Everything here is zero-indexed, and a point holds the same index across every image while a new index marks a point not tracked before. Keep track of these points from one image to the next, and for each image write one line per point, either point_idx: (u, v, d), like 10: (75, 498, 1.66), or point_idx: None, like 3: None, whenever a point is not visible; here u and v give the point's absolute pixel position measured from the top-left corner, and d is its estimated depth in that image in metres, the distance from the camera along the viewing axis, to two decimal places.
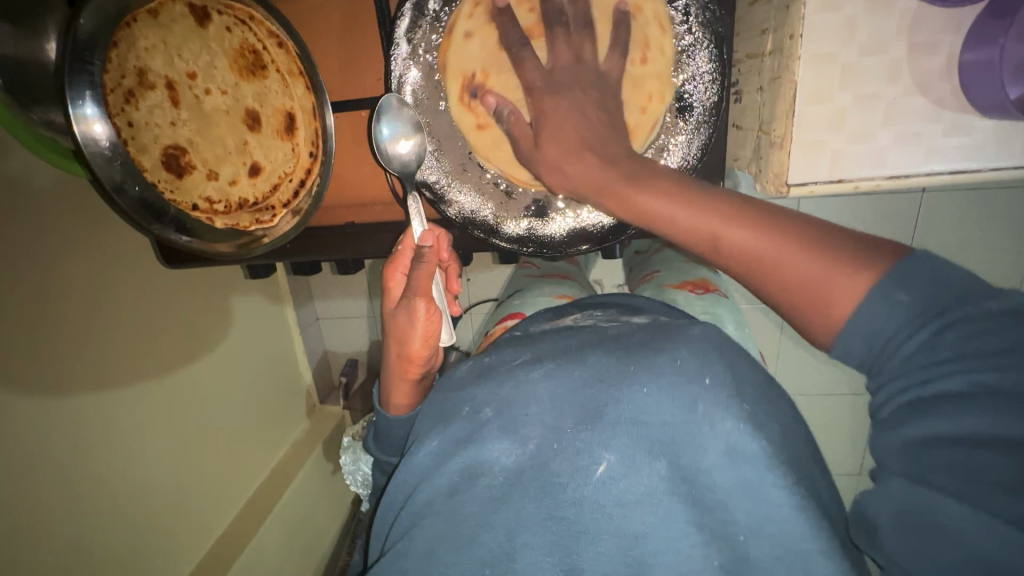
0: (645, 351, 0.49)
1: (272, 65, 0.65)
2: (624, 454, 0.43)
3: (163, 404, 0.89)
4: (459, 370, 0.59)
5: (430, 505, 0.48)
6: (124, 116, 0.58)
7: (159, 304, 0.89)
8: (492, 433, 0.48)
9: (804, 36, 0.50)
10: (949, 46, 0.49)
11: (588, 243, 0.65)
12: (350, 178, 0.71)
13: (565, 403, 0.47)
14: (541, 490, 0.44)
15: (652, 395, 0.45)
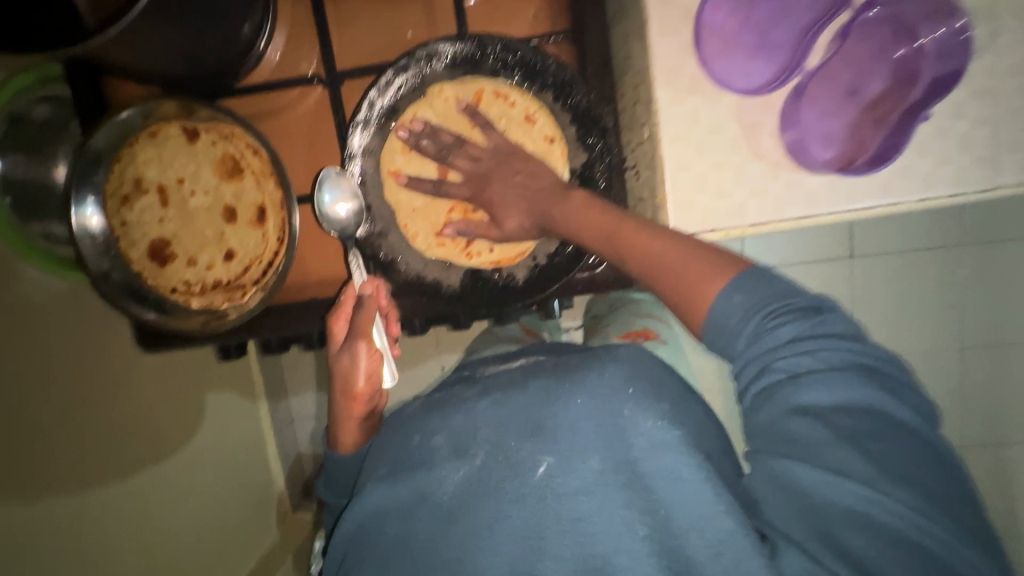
0: (579, 370, 0.56)
1: (248, 169, 0.76)
2: (561, 455, 0.49)
3: (140, 500, 0.92)
4: (409, 409, 0.65)
5: (384, 534, 0.51)
6: (118, 216, 0.71)
7: (132, 399, 0.92)
8: (443, 453, 0.54)
9: (661, 124, 0.65)
10: (771, 124, 0.64)
11: (521, 299, 0.76)
12: (315, 261, 0.81)
13: (508, 419, 0.54)
14: (486, 495, 0.49)
15: (583, 401, 0.52)
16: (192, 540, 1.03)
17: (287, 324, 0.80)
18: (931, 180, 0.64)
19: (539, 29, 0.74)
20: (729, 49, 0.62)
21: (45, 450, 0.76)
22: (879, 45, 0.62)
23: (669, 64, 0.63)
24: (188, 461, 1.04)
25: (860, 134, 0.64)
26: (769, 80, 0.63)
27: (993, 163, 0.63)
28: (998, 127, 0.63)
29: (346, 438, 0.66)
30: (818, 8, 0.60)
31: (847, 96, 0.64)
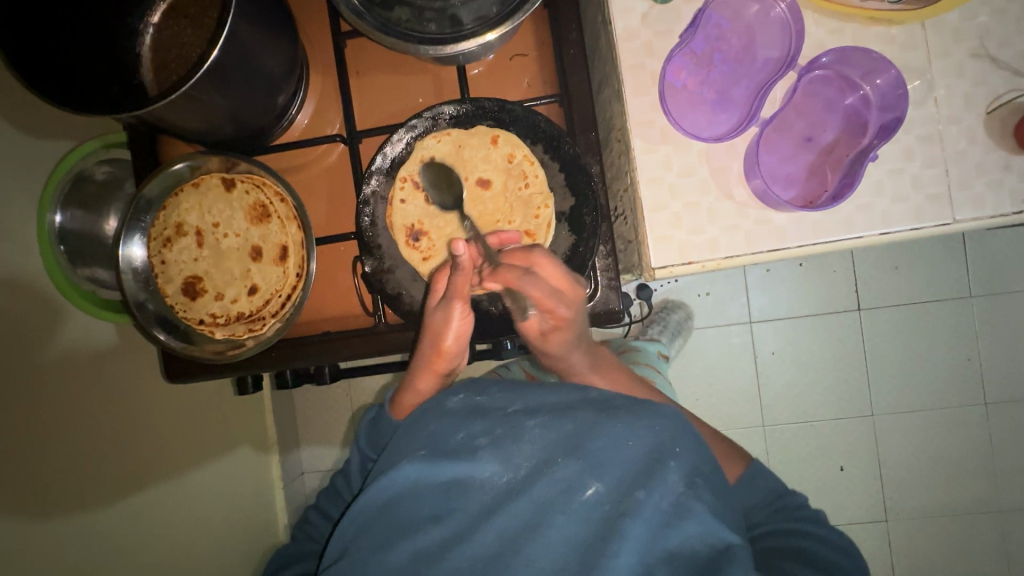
0: (626, 409, 0.67)
1: (274, 213, 0.84)
2: (606, 485, 0.63)
3: (151, 526, 0.95)
4: (450, 405, 0.72)
5: (416, 517, 0.63)
6: (159, 256, 0.82)
7: (155, 424, 0.99)
8: (487, 460, 0.65)
9: (638, 169, 0.73)
10: (738, 168, 0.71)
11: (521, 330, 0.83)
12: (328, 297, 0.88)
13: (554, 441, 0.65)
14: (531, 499, 0.62)
15: (637, 444, 0.65)
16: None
17: (300, 355, 0.85)
18: (890, 216, 0.70)
19: (532, 95, 0.85)
20: (694, 106, 0.72)
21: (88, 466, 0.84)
22: (828, 100, 0.71)
23: (643, 119, 0.72)
24: (193, 493, 1.06)
25: (821, 176, 0.71)
26: (733, 128, 0.71)
27: (946, 200, 0.70)
28: (946, 168, 0.70)
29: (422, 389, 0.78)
30: (768, 70, 0.70)
31: (805, 143, 0.72)
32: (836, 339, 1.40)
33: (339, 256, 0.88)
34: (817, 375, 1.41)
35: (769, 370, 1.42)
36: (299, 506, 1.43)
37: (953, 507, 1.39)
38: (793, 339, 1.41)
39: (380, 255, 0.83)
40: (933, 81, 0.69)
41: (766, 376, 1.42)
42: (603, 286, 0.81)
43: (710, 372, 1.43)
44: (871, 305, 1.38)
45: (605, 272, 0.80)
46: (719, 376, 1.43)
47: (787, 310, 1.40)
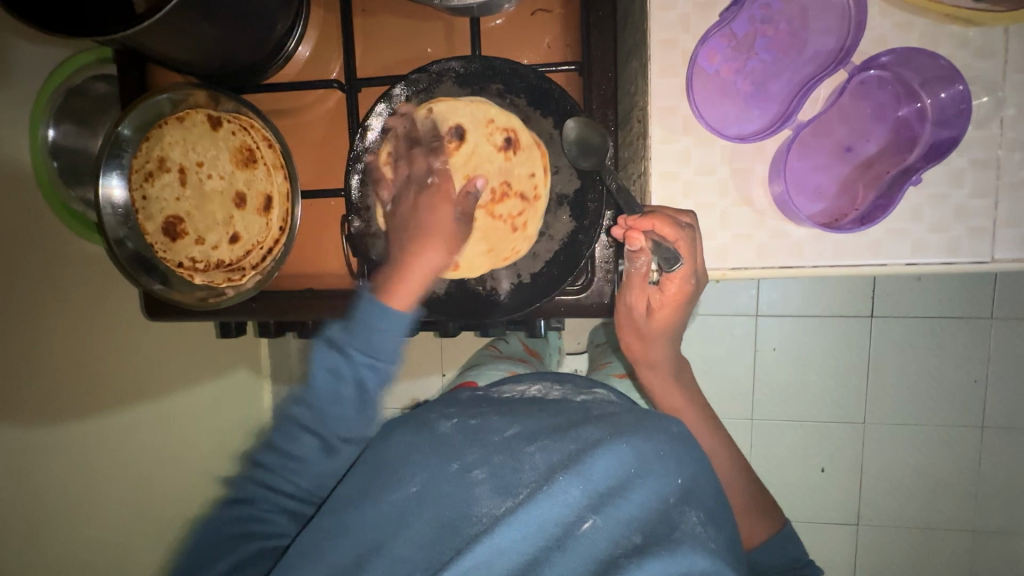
0: (632, 429, 0.60)
1: (261, 159, 0.79)
2: (609, 519, 0.52)
3: (144, 434, 0.99)
4: (441, 426, 0.64)
5: (403, 543, 0.54)
6: (140, 191, 0.78)
7: (171, 344, 1.04)
8: (484, 492, 0.56)
9: (653, 160, 0.66)
10: (762, 172, 0.64)
11: (511, 310, 0.76)
12: (312, 254, 0.84)
13: (557, 467, 0.56)
14: (522, 528, 0.51)
15: (644, 478, 0.55)
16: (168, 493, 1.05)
17: (276, 311, 0.81)
18: (922, 245, 0.63)
19: (552, 59, 0.77)
20: (725, 95, 0.64)
21: (98, 366, 0.90)
22: (879, 105, 0.63)
23: (666, 104, 0.64)
24: (185, 420, 1.08)
25: (852, 192, 0.64)
26: (764, 127, 0.64)
27: (988, 236, 0.63)
28: (996, 200, 0.62)
29: (397, 297, 0.67)
30: (816, 63, 0.61)
31: (842, 153, 0.64)
32: (847, 344, 1.34)
33: (327, 212, 0.83)
34: (822, 383, 1.36)
35: (772, 370, 1.37)
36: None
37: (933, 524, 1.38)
38: (804, 342, 1.35)
39: (368, 218, 0.78)
40: (1002, 98, 0.60)
41: (767, 377, 1.38)
42: (597, 279, 0.76)
43: (713, 363, 1.39)
44: (887, 314, 1.31)
45: (603, 262, 0.76)
46: (720, 369, 1.39)
47: (798, 309, 1.34)
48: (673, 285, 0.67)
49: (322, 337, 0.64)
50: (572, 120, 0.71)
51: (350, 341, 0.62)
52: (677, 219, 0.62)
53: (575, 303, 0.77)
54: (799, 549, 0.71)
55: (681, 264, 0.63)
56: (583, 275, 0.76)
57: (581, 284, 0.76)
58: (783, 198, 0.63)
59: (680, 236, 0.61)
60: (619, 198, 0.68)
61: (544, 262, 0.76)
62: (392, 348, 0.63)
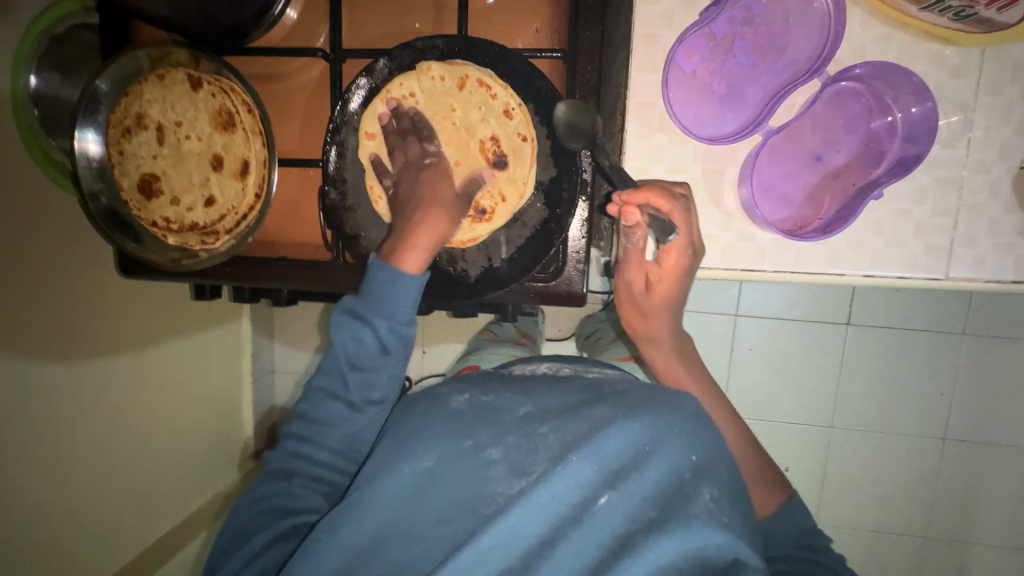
0: (646, 405, 0.56)
1: (240, 124, 0.80)
2: (626, 495, 0.50)
3: (127, 381, 1.03)
4: (454, 403, 0.60)
5: (417, 521, 0.53)
6: (118, 146, 0.77)
7: (154, 298, 1.08)
8: (497, 472, 0.53)
9: (626, 154, 0.66)
10: (732, 175, 0.65)
11: (480, 291, 0.77)
12: (289, 223, 0.84)
13: (570, 444, 0.53)
14: (535, 509, 0.50)
15: (659, 454, 0.52)
16: (150, 440, 1.10)
17: (248, 275, 0.81)
18: (880, 259, 0.65)
19: (540, 43, 0.77)
20: (701, 96, 0.64)
21: (85, 313, 0.93)
22: (852, 117, 0.64)
23: (643, 100, 0.65)
24: (154, 378, 1.10)
25: (817, 201, 0.66)
26: (737, 130, 0.65)
27: (944, 254, 0.64)
28: (955, 220, 0.63)
29: (409, 261, 0.63)
30: (792, 70, 0.62)
31: (811, 161, 0.65)
32: (818, 350, 1.28)
33: (306, 181, 0.83)
34: None
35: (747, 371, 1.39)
36: (265, 404, 1.43)
37: (906, 535, 1.35)
38: None
39: (343, 190, 0.78)
40: (970, 118, 0.61)
41: None
42: (568, 267, 0.77)
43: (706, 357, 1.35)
44: (862, 323, 1.25)
45: (575, 251, 0.77)
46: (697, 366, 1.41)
47: (776, 311, 1.27)
48: (670, 257, 0.64)
49: (341, 308, 0.62)
50: (563, 102, 0.71)
51: (369, 311, 0.60)
52: (670, 191, 0.62)
53: (544, 289, 0.78)
54: (807, 517, 0.66)
55: (676, 235, 0.62)
56: (554, 262, 0.77)
57: (552, 270, 0.77)
58: (749, 202, 0.64)
59: (674, 207, 0.61)
60: (611, 176, 0.64)
61: (515, 247, 0.77)
62: (409, 310, 0.61)
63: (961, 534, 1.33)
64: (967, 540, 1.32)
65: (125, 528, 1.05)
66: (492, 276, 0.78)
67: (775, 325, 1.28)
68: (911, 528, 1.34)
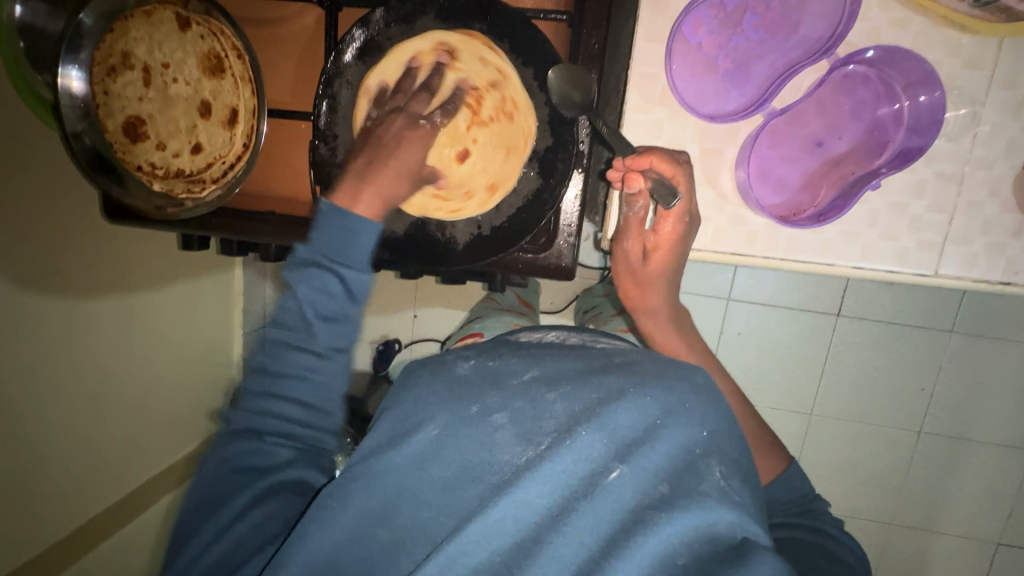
0: (654, 380, 0.55)
1: (230, 70, 0.78)
2: (637, 468, 0.48)
3: (110, 325, 1.02)
4: (458, 369, 0.59)
5: (425, 488, 0.50)
6: (102, 85, 0.73)
7: (139, 244, 1.06)
8: (505, 437, 0.51)
9: (625, 126, 0.65)
10: (731, 156, 0.64)
11: (468, 259, 0.77)
12: (280, 176, 0.82)
13: (580, 416, 0.51)
14: (541, 481, 0.47)
15: (670, 429, 0.50)
16: (131, 386, 1.09)
17: (235, 227, 0.80)
18: (871, 252, 0.64)
19: (545, 5, 0.73)
20: (704, 73, 0.62)
21: (67, 256, 0.92)
22: (860, 103, 0.62)
23: (645, 71, 0.63)
24: (149, 322, 1.11)
25: (814, 189, 0.65)
26: (739, 109, 0.63)
27: (936, 251, 0.64)
28: (951, 217, 0.63)
29: (363, 206, 0.65)
30: (802, 50, 0.60)
31: (812, 148, 0.64)
32: (807, 339, 1.28)
33: (298, 136, 0.81)
34: None
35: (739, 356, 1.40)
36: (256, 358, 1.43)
37: (874, 521, 1.39)
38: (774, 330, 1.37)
39: (334, 146, 0.76)
40: (979, 113, 0.59)
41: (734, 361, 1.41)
42: (559, 240, 0.77)
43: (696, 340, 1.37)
44: (854, 314, 1.25)
45: (567, 224, 0.76)
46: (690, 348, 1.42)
47: (770, 296, 1.27)
48: (667, 224, 0.63)
49: (294, 258, 0.60)
50: (554, 68, 0.68)
51: (330, 258, 0.60)
52: (677, 157, 0.61)
53: (531, 261, 0.77)
54: (805, 487, 0.67)
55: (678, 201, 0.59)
56: (546, 234, 0.76)
57: (544, 242, 0.77)
58: (745, 184, 0.64)
59: (678, 172, 0.59)
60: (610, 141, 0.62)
61: (507, 216, 0.76)
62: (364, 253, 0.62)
63: (927, 523, 1.37)
64: (932, 529, 1.37)
65: (119, 466, 1.08)
66: (484, 242, 0.77)
67: (771, 312, 1.28)
68: (880, 515, 1.38)
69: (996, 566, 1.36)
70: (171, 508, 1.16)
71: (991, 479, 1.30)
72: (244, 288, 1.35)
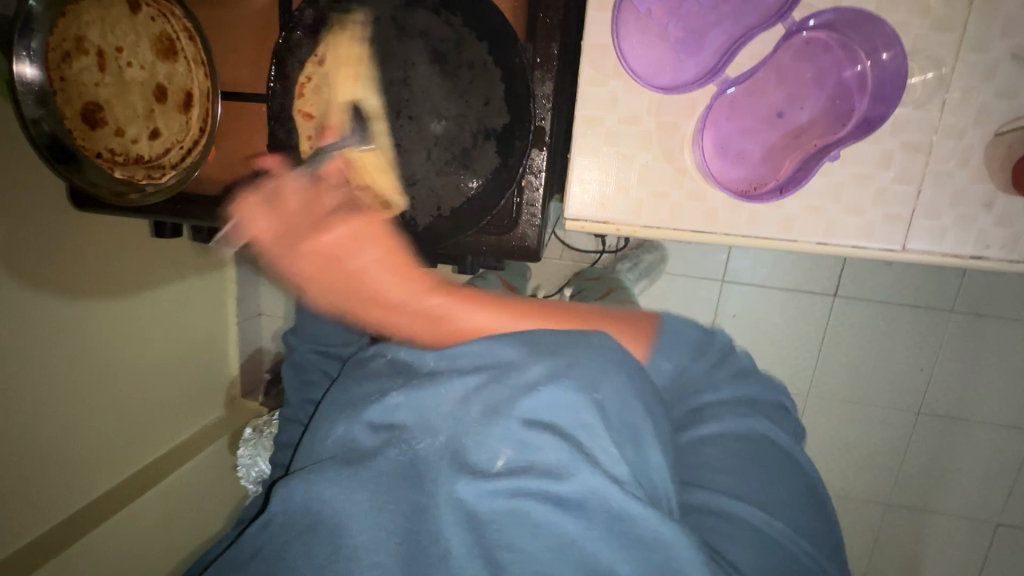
0: (544, 344, 0.58)
1: (182, 52, 0.80)
2: (518, 442, 0.52)
3: (99, 319, 1.02)
4: (374, 364, 0.65)
5: (333, 494, 0.51)
6: (58, 70, 0.70)
7: (123, 238, 1.05)
8: (408, 428, 0.55)
9: (579, 101, 0.63)
10: (688, 129, 0.61)
11: (429, 240, 0.75)
12: (240, 160, 0.81)
13: (476, 407, 0.54)
14: (444, 472, 0.51)
15: (550, 388, 0.53)
16: (121, 381, 1.09)
17: (204, 213, 0.80)
18: (835, 227, 0.62)
19: None
20: (657, 43, 0.60)
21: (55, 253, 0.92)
22: (821, 70, 0.60)
23: (598, 42, 0.60)
24: (138, 314, 1.11)
25: (775, 161, 0.63)
26: (695, 79, 0.60)
27: (904, 224, 0.61)
28: (918, 189, 0.60)
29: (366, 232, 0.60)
30: (759, 15, 0.57)
31: (772, 118, 0.62)
32: (799, 320, 1.26)
33: (257, 119, 0.80)
34: None
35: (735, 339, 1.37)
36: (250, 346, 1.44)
37: (871, 502, 1.38)
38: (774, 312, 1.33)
39: (290, 129, 0.76)
40: (947, 78, 0.57)
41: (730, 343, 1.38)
42: (523, 221, 0.75)
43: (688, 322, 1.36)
44: (849, 295, 1.22)
45: (530, 204, 0.74)
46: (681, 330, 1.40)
47: (763, 278, 1.24)
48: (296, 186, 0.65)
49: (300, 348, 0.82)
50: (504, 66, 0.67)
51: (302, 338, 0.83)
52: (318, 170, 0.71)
53: (496, 243, 0.76)
54: None
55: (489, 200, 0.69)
56: (510, 215, 0.75)
57: (508, 223, 0.75)
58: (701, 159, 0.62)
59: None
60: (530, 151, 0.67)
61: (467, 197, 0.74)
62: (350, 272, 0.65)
63: (924, 504, 1.35)
64: (929, 510, 1.35)
65: (115, 454, 1.10)
66: (445, 224, 0.75)
67: (764, 294, 1.25)
68: (877, 496, 1.37)
69: (994, 546, 1.35)
70: (165, 495, 1.17)
71: (988, 459, 1.28)
72: (237, 281, 1.36)
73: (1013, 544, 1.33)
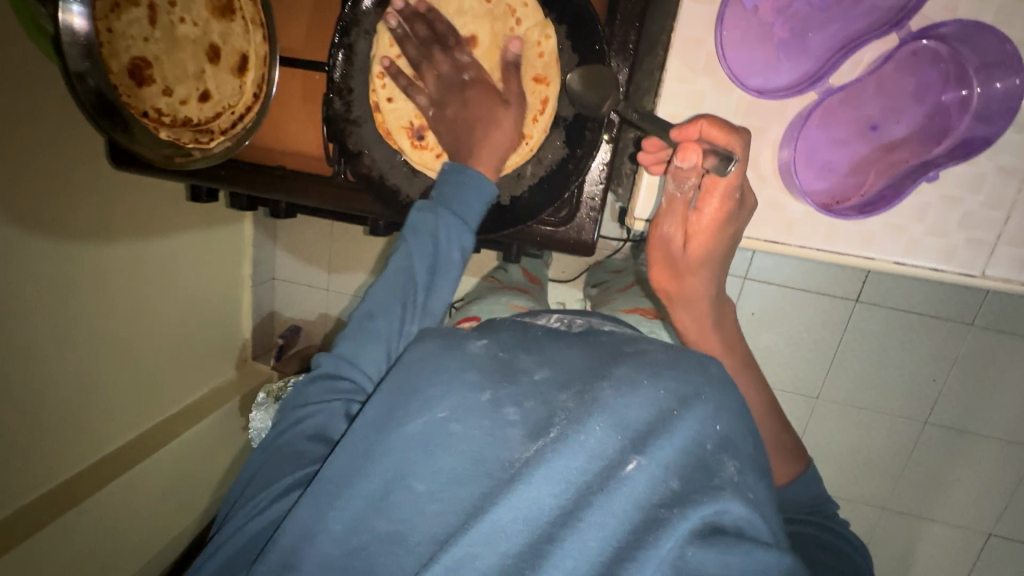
0: (670, 366, 0.48)
1: (239, 11, 0.74)
2: (654, 462, 0.44)
3: (116, 270, 0.99)
4: (470, 350, 0.52)
5: (432, 481, 0.46)
6: (105, 21, 0.68)
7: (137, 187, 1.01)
8: (513, 427, 0.46)
9: (662, 99, 0.60)
10: (775, 134, 0.59)
11: (486, 229, 0.73)
12: (289, 129, 0.77)
13: (592, 407, 0.45)
14: (553, 477, 0.44)
15: (689, 416, 0.46)
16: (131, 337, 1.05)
17: (255, 186, 0.78)
18: (915, 247, 0.60)
19: None
20: (751, 43, 0.57)
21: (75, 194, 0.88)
22: (924, 84, 0.57)
23: (690, 35, 0.57)
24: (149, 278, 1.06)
25: (862, 176, 0.61)
26: (790, 85, 0.58)
27: (985, 249, 0.59)
28: (1007, 214, 0.58)
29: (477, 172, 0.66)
30: (867, 21, 0.55)
31: (865, 130, 0.60)
32: (822, 324, 1.24)
33: (311, 88, 0.75)
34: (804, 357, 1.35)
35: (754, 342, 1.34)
36: (264, 310, 1.41)
37: (872, 504, 1.39)
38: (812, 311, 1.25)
39: (349, 101, 0.72)
40: None
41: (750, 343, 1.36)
42: (580, 210, 0.72)
43: None
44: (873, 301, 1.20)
45: (590, 196, 0.72)
46: None
47: (788, 280, 1.22)
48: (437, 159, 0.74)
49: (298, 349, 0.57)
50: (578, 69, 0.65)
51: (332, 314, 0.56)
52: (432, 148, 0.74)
53: (551, 235, 0.73)
54: (822, 496, 0.64)
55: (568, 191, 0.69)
56: (569, 206, 0.72)
57: (564, 215, 0.72)
58: (787, 162, 0.59)
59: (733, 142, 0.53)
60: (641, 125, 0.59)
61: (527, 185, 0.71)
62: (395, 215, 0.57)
63: (922, 509, 1.37)
64: (929, 516, 1.37)
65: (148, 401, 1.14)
66: (501, 212, 0.72)
67: (790, 296, 1.23)
68: (882, 499, 1.38)
69: (986, 554, 1.37)
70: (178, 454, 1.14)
71: (996, 474, 1.29)
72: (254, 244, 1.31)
73: (1003, 555, 1.35)
